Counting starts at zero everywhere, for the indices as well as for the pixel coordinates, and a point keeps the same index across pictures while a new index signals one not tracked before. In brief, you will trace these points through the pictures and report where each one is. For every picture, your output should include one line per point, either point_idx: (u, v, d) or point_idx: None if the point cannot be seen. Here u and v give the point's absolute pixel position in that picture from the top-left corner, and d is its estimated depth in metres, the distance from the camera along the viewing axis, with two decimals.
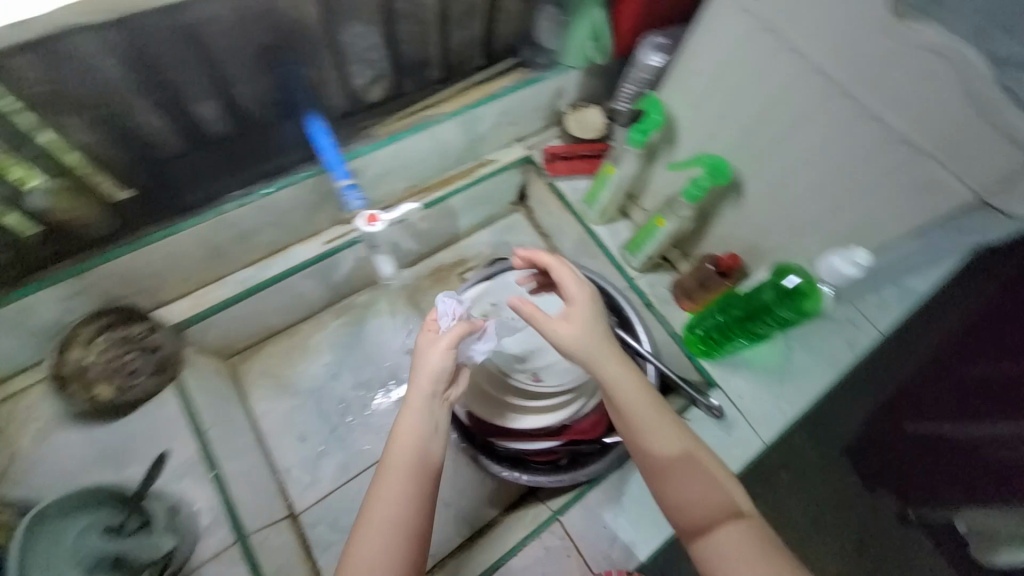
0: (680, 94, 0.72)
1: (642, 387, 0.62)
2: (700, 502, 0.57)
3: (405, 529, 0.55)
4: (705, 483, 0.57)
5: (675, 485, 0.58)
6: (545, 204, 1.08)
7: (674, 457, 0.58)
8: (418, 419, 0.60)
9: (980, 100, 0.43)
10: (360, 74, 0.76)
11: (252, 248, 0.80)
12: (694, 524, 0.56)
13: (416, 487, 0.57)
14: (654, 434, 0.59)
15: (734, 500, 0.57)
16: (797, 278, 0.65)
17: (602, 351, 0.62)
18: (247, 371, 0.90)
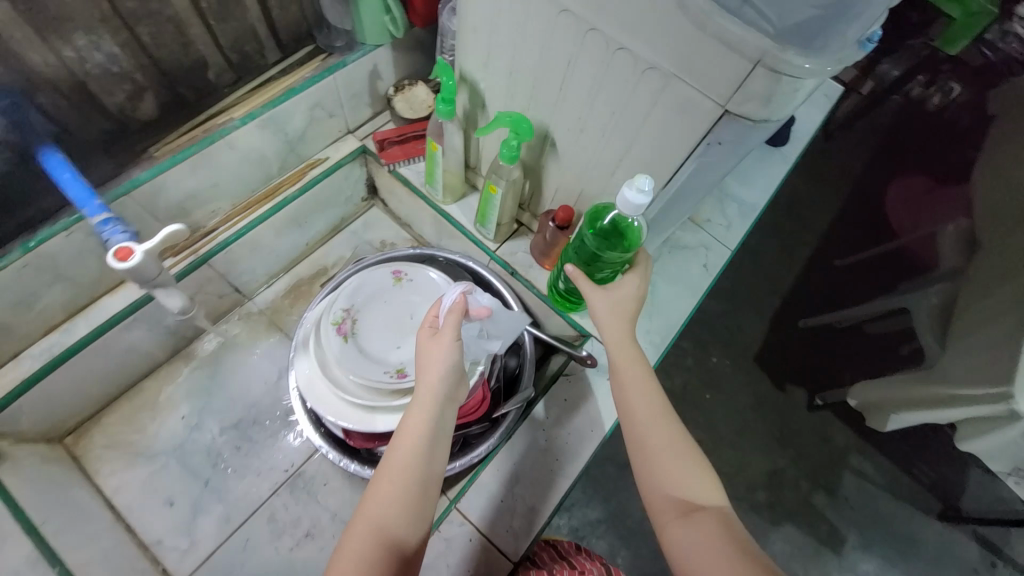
0: (469, 55, 0.70)
1: (642, 367, 0.63)
2: (680, 486, 0.54)
3: (387, 533, 0.54)
4: (689, 469, 0.56)
5: (660, 459, 0.56)
6: (393, 193, 1.03)
7: (662, 435, 0.58)
8: (420, 423, 0.59)
9: (694, 12, 0.44)
10: (113, 92, 0.68)
11: (40, 314, 0.70)
12: (668, 502, 0.54)
13: (407, 498, 0.56)
14: (654, 421, 0.59)
15: (706, 493, 0.55)
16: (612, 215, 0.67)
17: (620, 337, 0.64)
18: (88, 448, 0.81)
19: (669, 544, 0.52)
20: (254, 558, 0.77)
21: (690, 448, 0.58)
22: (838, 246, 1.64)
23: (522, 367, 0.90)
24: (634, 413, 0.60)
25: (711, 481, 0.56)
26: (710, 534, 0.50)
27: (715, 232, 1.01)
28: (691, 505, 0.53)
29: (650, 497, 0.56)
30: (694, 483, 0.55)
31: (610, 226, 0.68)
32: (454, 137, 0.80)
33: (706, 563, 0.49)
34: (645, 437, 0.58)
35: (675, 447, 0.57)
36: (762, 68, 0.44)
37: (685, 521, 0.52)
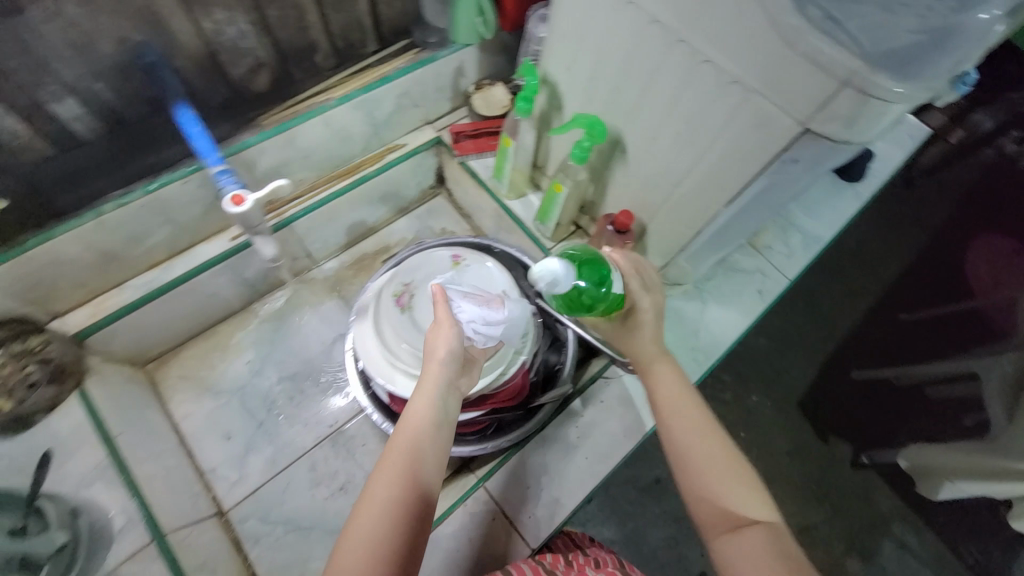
0: (555, 59, 0.74)
1: (682, 380, 0.63)
2: (730, 500, 0.54)
3: (397, 508, 0.55)
4: (737, 481, 0.55)
5: (708, 472, 0.56)
6: (460, 184, 1.08)
7: (709, 446, 0.57)
8: (425, 406, 0.61)
9: (784, 30, 0.46)
10: (237, 64, 0.77)
11: (148, 250, 0.80)
12: (718, 515, 0.54)
13: (415, 474, 0.58)
14: (696, 435, 0.58)
15: (757, 507, 0.54)
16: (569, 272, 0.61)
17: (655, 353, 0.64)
18: (165, 376, 0.90)
19: (720, 557, 0.53)
20: (291, 500, 0.83)
21: (735, 460, 0.57)
22: (908, 297, 1.56)
23: (562, 364, 0.91)
24: (682, 424, 0.59)
25: (762, 495, 0.55)
26: (761, 548, 0.51)
27: (775, 260, 1.00)
28: (740, 519, 0.53)
29: (700, 509, 0.56)
30: (744, 498, 0.54)
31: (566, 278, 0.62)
32: (526, 135, 0.85)
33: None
34: (692, 449, 0.57)
35: (720, 461, 0.57)
36: (848, 89, 0.45)
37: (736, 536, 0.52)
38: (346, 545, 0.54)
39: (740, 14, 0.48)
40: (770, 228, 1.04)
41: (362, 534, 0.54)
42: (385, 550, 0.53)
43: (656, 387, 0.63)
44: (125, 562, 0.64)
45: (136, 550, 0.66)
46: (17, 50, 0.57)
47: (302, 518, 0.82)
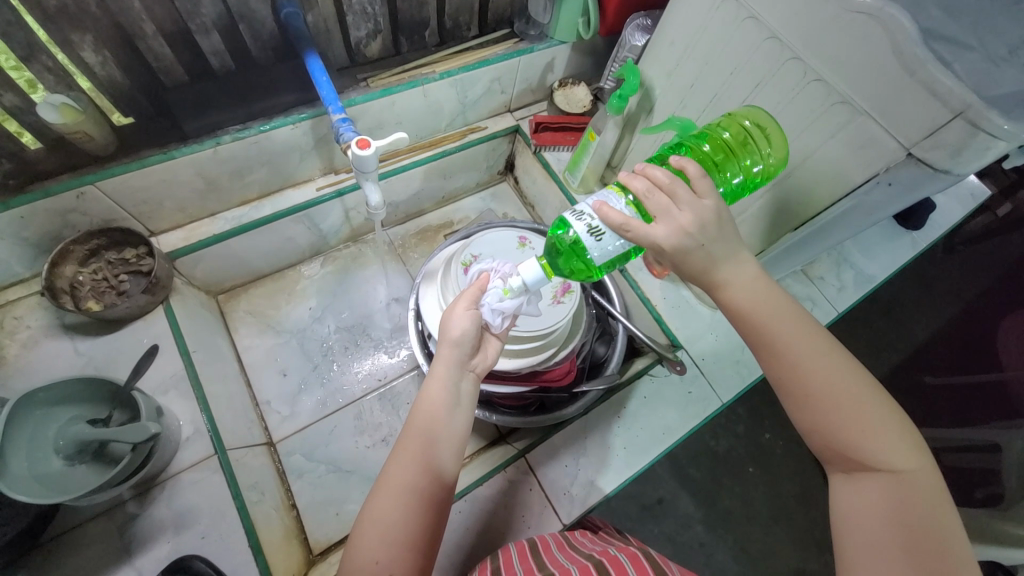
0: (658, 63, 0.78)
1: (788, 307, 0.55)
2: (855, 446, 0.50)
3: (412, 493, 0.56)
4: (868, 426, 0.50)
5: (829, 416, 0.51)
6: (530, 173, 1.12)
7: (835, 386, 0.51)
8: (439, 390, 0.61)
9: (907, 59, 0.49)
10: (359, 27, 0.82)
11: (246, 186, 0.85)
12: (837, 457, 0.51)
13: (428, 458, 0.58)
14: (812, 367, 0.52)
15: (893, 453, 0.49)
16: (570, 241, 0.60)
17: (752, 279, 0.55)
18: (233, 308, 0.95)
19: (837, 493, 0.52)
20: (336, 443, 0.86)
21: (872, 399, 0.51)
22: (935, 359, 1.57)
23: (609, 356, 0.95)
24: (796, 365, 0.53)
25: (903, 441, 0.49)
26: (885, 500, 0.48)
27: (826, 291, 1.02)
28: (864, 463, 0.50)
29: (818, 447, 0.53)
30: (872, 441, 0.49)
31: (571, 249, 0.61)
32: (610, 133, 0.88)
33: (876, 531, 0.47)
34: (815, 389, 0.52)
35: (841, 402, 0.51)
36: (961, 119, 0.47)
37: (857, 480, 0.50)
38: (366, 524, 0.55)
39: (865, 39, 0.52)
40: (824, 260, 1.05)
41: (376, 518, 0.54)
42: (401, 535, 0.53)
43: (756, 313, 0.54)
44: (187, 469, 0.69)
45: (201, 459, 0.70)
46: None
47: (344, 461, 0.85)
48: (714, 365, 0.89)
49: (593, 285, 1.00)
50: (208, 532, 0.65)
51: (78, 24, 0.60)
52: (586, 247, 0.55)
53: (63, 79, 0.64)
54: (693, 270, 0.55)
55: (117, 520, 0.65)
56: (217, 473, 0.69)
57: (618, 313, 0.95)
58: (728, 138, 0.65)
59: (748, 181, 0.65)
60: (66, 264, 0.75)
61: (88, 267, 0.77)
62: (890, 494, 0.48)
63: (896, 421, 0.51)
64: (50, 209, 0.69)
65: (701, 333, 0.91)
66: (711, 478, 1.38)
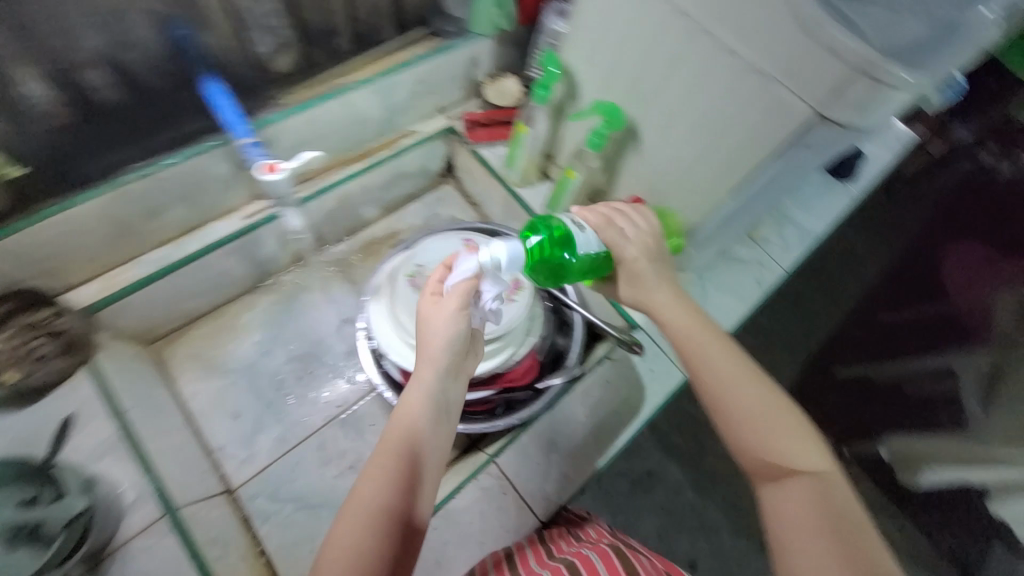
0: (576, 49, 0.77)
1: (710, 329, 0.63)
2: (776, 452, 0.54)
3: (381, 512, 0.55)
4: (783, 434, 0.55)
5: (750, 428, 0.56)
6: (470, 172, 1.09)
7: (751, 399, 0.57)
8: (418, 402, 0.62)
9: (805, 23, 0.49)
10: (262, 42, 0.78)
11: (163, 225, 0.79)
12: (763, 466, 0.55)
13: (401, 474, 0.58)
14: (729, 378, 0.59)
15: (806, 456, 0.54)
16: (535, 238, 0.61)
17: (675, 306, 0.65)
18: (171, 354, 0.89)
19: (769, 503, 0.54)
20: (301, 478, 0.83)
21: (783, 410, 0.57)
22: (888, 298, 1.63)
23: (569, 347, 0.93)
24: (717, 379, 0.59)
25: (814, 444, 0.55)
26: (810, 501, 0.51)
27: (773, 252, 1.03)
28: (788, 469, 0.54)
29: (745, 460, 0.57)
30: (790, 447, 0.54)
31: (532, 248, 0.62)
32: (542, 123, 0.88)
33: (807, 530, 0.50)
34: (735, 405, 0.57)
35: (760, 411, 0.56)
36: (861, 76, 0.48)
37: (784, 486, 0.53)
38: (339, 533, 0.54)
39: (765, 6, 0.52)
40: (768, 221, 1.07)
41: (342, 540, 0.53)
42: (366, 557, 0.53)
43: (682, 337, 0.63)
44: (136, 536, 0.64)
45: (148, 524, 0.65)
46: (57, 18, 0.60)
47: (312, 496, 0.82)
48: None
49: None
50: None
51: None
52: (571, 234, 0.62)
53: None
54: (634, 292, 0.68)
55: None
56: (168, 536, 0.64)
57: (572, 302, 0.94)
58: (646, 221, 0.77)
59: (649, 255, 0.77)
60: None
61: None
62: (813, 495, 0.52)
63: (808, 429, 0.56)
64: None
65: None
66: (694, 447, 1.41)
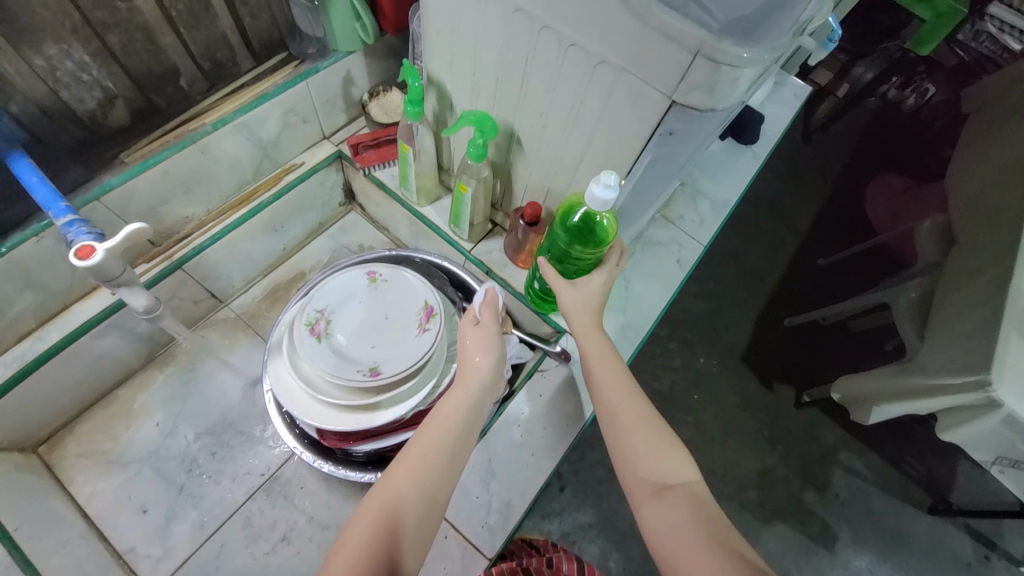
0: (435, 59, 0.72)
1: (609, 346, 0.67)
2: (654, 466, 0.56)
3: (404, 505, 0.54)
4: (658, 449, 0.57)
5: (630, 444, 0.58)
6: (371, 196, 1.03)
7: (634, 415, 0.60)
8: (458, 406, 0.62)
9: (634, 7, 0.46)
10: (86, 97, 0.70)
11: (11, 320, 0.70)
12: (645, 483, 0.55)
13: (420, 490, 0.55)
14: (617, 394, 0.62)
15: (682, 472, 0.56)
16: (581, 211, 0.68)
17: (587, 321, 0.67)
18: (62, 457, 0.80)
19: (647, 522, 0.54)
20: (229, 562, 0.76)
21: (657, 425, 0.59)
22: (821, 243, 1.67)
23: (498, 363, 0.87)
24: (605, 393, 0.62)
25: (687, 459, 0.57)
26: (686, 512, 0.52)
27: (689, 229, 1.02)
28: (667, 484, 0.55)
29: (628, 478, 0.57)
30: (667, 461, 0.56)
31: (582, 221, 0.68)
32: (425, 138, 0.82)
33: (683, 541, 0.50)
34: (623, 420, 0.60)
35: (641, 423, 0.59)
36: (701, 59, 0.45)
37: (663, 499, 0.54)
38: (342, 547, 0.51)
39: None
40: (680, 198, 1.06)
41: (360, 526, 0.52)
42: (380, 547, 0.50)
43: (587, 354, 0.66)
44: None
45: None
46: None
47: None
48: None
49: (463, 297, 0.94)
50: None
51: None
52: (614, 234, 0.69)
53: None
54: (579, 304, 0.68)
55: None
56: None
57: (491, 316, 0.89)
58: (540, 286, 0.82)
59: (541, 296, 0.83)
60: None
61: None
62: (689, 508, 0.52)
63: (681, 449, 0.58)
64: None
65: None
66: None
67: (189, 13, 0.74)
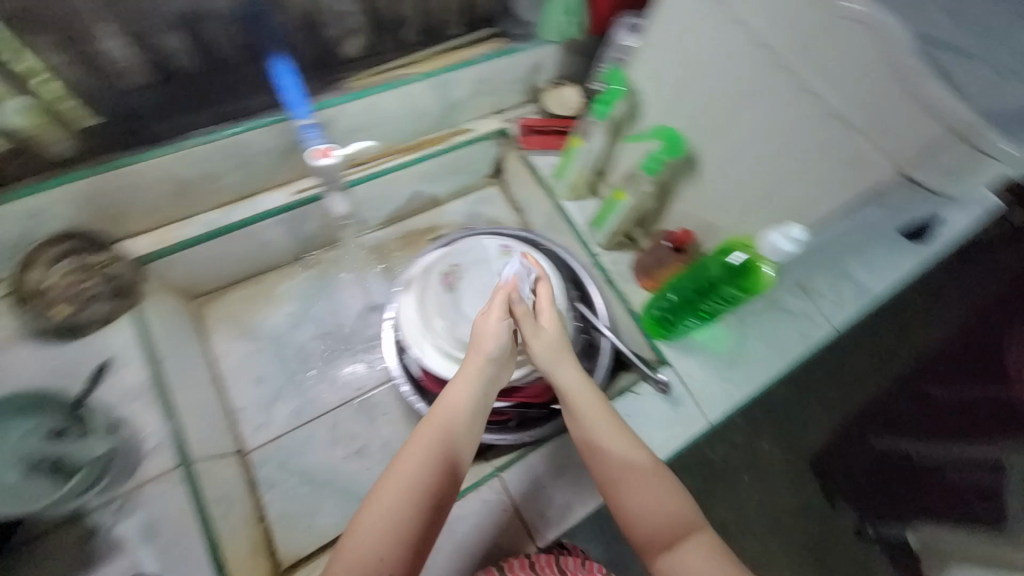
0: (645, 70, 0.75)
1: (600, 398, 0.70)
2: (663, 521, 0.61)
3: (418, 491, 0.60)
4: (659, 498, 0.63)
5: (636, 503, 0.63)
6: (519, 178, 1.08)
7: (632, 468, 0.65)
8: (460, 399, 0.68)
9: (905, 74, 0.46)
10: (333, 25, 0.78)
11: (219, 190, 0.82)
12: (658, 545, 0.61)
13: (438, 469, 0.62)
14: (608, 440, 0.66)
15: (688, 521, 0.61)
16: (743, 255, 0.66)
17: (564, 368, 0.72)
18: (210, 313, 0.93)
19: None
20: (309, 454, 0.85)
21: (658, 480, 0.64)
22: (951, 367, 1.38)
23: (592, 371, 0.91)
24: (600, 449, 0.66)
25: (683, 504, 0.63)
26: (697, 562, 0.58)
27: (823, 306, 0.90)
28: (675, 539, 0.60)
29: (642, 537, 0.62)
30: (671, 512, 0.62)
31: (742, 265, 0.66)
32: (598, 138, 0.85)
33: None
34: (625, 475, 0.64)
35: (640, 476, 0.64)
36: (959, 141, 0.44)
37: (676, 552, 0.59)
38: (367, 517, 0.59)
39: (857, 47, 0.48)
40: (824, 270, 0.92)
41: (379, 510, 0.59)
42: (398, 526, 0.58)
43: (575, 407, 0.69)
44: (152, 480, 0.67)
45: (164, 471, 0.68)
46: None
47: (316, 473, 0.84)
48: (702, 381, 0.85)
49: (577, 295, 0.95)
50: (164, 549, 0.62)
51: (36, 22, 0.59)
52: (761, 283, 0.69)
53: (16, 77, 0.61)
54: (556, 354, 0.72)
55: (73, 534, 0.63)
56: (180, 486, 0.67)
57: (602, 326, 0.92)
58: (656, 313, 0.87)
59: (657, 319, 0.87)
60: (35, 268, 0.72)
61: (54, 272, 0.73)
62: (700, 556, 0.58)
63: (680, 493, 0.64)
64: (14, 212, 0.67)
65: (689, 350, 0.88)
66: (708, 489, 1.32)
67: None
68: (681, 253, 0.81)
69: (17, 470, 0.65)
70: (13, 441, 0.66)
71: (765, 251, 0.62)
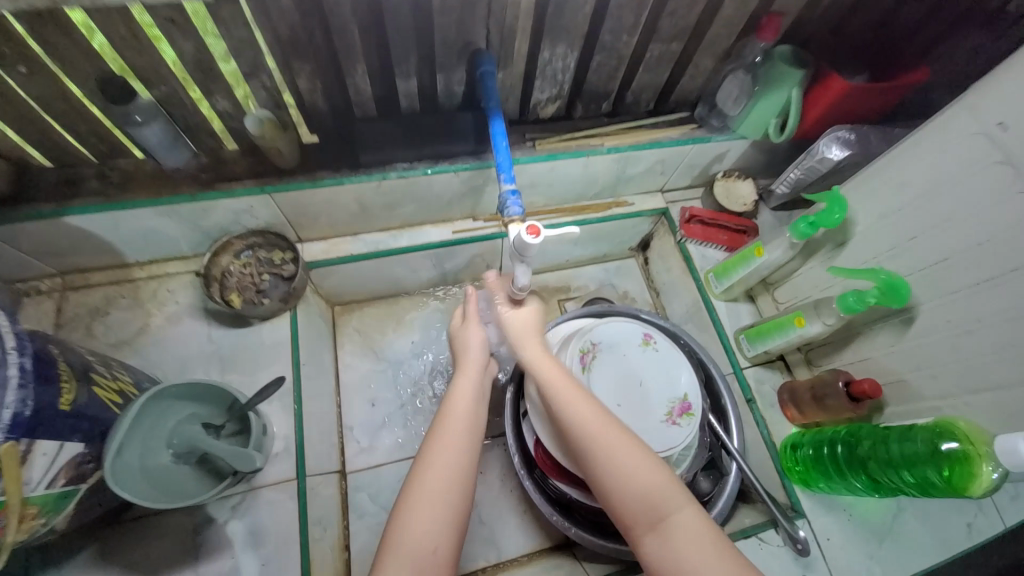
0: (871, 199, 0.68)
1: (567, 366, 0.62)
2: (644, 490, 0.54)
3: (446, 508, 0.53)
4: (640, 460, 0.55)
5: (615, 468, 0.55)
6: (666, 260, 1.03)
7: (611, 433, 0.56)
8: (458, 425, 0.59)
9: None
10: (542, 89, 0.79)
11: (393, 217, 0.85)
12: (638, 517, 0.54)
13: (457, 480, 0.55)
14: (572, 403, 0.59)
15: (672, 493, 0.54)
16: (955, 444, 0.57)
17: (526, 336, 0.66)
18: (344, 322, 0.96)
19: (653, 555, 0.53)
20: None
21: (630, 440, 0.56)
22: None
23: (713, 496, 0.81)
24: (569, 419, 0.58)
25: (657, 468, 0.55)
26: (686, 535, 0.52)
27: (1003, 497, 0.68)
28: (659, 514, 0.53)
29: (621, 508, 0.55)
30: (652, 475, 0.55)
31: (952, 454, 0.57)
32: (778, 251, 0.78)
33: (697, 560, 0.50)
34: (602, 441, 0.56)
35: (614, 438, 0.56)
36: None
37: (659, 526, 0.53)
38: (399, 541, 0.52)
39: None
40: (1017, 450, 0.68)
41: (412, 533, 0.52)
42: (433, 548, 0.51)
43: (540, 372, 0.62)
44: (266, 487, 0.69)
45: (280, 480, 0.70)
46: None
47: None
48: (842, 550, 0.74)
49: (711, 406, 0.86)
50: (268, 562, 0.65)
51: (303, 56, 0.62)
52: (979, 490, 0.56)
53: (273, 96, 0.67)
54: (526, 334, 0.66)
55: (194, 519, 0.66)
56: (293, 501, 0.68)
57: (735, 450, 0.81)
58: (809, 454, 0.76)
59: (807, 464, 0.76)
60: (223, 254, 0.78)
61: (241, 260, 0.80)
62: (689, 530, 0.52)
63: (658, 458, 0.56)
64: (228, 206, 0.72)
65: (830, 507, 0.77)
66: None
67: (658, 59, 0.78)
68: (856, 403, 0.72)
69: (168, 453, 0.60)
70: (171, 423, 0.61)
71: (1000, 453, 0.53)
